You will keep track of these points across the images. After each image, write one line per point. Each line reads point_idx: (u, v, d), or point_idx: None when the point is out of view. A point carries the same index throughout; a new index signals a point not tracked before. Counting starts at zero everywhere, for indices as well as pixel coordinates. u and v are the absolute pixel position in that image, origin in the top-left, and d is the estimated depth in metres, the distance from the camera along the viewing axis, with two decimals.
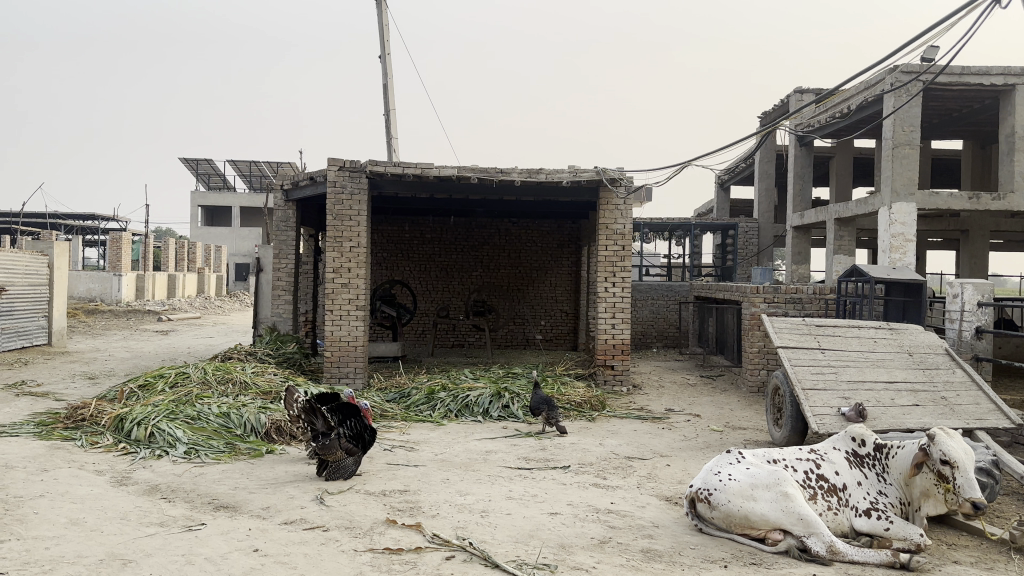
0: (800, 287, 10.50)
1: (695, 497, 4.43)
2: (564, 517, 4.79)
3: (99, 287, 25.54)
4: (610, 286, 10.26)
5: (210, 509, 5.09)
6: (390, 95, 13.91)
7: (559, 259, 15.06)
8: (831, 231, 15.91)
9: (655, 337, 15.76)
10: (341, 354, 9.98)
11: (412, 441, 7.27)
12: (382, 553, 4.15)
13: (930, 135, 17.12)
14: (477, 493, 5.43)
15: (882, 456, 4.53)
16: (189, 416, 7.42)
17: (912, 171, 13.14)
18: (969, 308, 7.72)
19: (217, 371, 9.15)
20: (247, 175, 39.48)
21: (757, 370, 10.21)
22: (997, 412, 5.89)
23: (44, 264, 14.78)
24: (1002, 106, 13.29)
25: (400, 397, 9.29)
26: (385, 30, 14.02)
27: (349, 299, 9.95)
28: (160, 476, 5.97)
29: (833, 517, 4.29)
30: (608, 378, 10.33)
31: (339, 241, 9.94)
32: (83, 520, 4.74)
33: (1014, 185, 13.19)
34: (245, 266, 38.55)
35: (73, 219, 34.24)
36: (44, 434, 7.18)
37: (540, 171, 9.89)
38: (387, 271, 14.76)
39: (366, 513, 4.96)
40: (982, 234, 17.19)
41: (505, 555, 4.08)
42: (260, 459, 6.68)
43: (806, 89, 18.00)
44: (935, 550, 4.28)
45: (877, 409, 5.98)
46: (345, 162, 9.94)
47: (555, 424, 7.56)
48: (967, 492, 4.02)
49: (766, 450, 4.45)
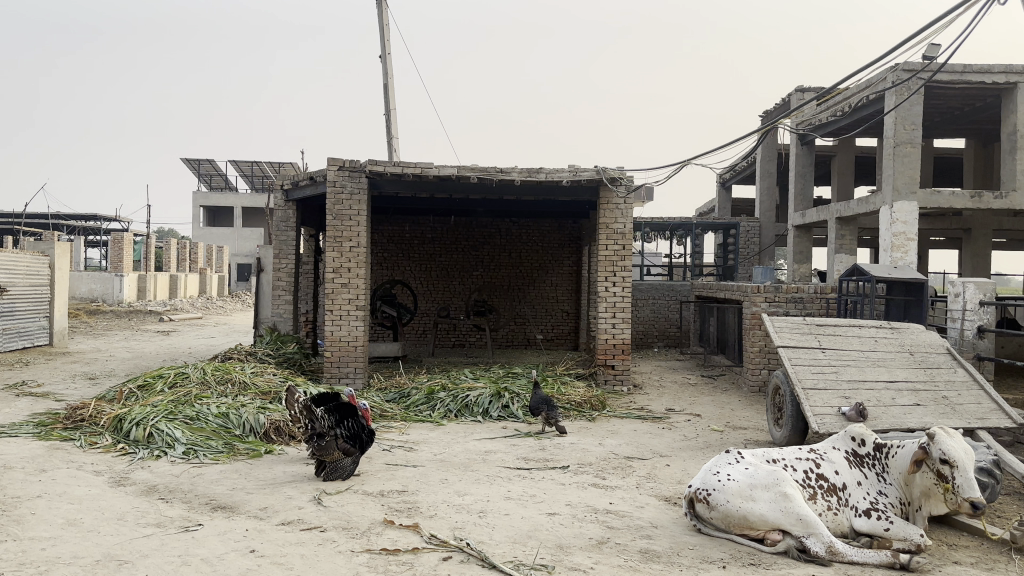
0: (801, 286, 10.45)
1: (694, 497, 4.40)
2: (562, 517, 4.77)
3: (101, 288, 25.58)
4: (611, 286, 10.21)
5: (208, 509, 5.07)
6: (390, 95, 13.93)
7: (560, 259, 15.03)
8: (833, 230, 15.87)
9: (656, 337, 15.73)
10: (340, 354, 9.96)
11: (412, 441, 7.25)
12: (379, 553, 4.13)
13: (933, 134, 17.05)
14: (476, 493, 5.40)
15: (882, 456, 4.50)
16: (188, 416, 7.41)
17: (914, 170, 13.09)
18: (971, 307, 7.70)
19: (217, 372, 9.14)
20: (249, 176, 39.53)
21: (758, 370, 10.19)
22: (998, 412, 5.84)
23: (45, 264, 14.79)
24: (1004, 104, 13.22)
25: (399, 397, 9.27)
26: (386, 30, 14.02)
27: (348, 298, 9.92)
28: (158, 477, 5.95)
29: (833, 517, 4.25)
30: (609, 378, 10.30)
31: (339, 242, 9.92)
32: (80, 521, 4.73)
33: (1016, 184, 13.13)
34: (246, 266, 38.59)
35: (75, 220, 34.30)
36: (44, 434, 7.18)
37: (540, 170, 9.85)
38: (388, 271, 14.74)
39: (364, 513, 4.94)
40: (985, 233, 17.12)
41: (503, 555, 4.06)
42: (259, 459, 6.66)
43: (807, 89, 17.96)
44: (936, 550, 4.25)
45: (878, 409, 5.94)
46: (345, 162, 9.93)
47: (555, 424, 7.52)
48: (966, 492, 3.98)
49: (766, 450, 4.42)
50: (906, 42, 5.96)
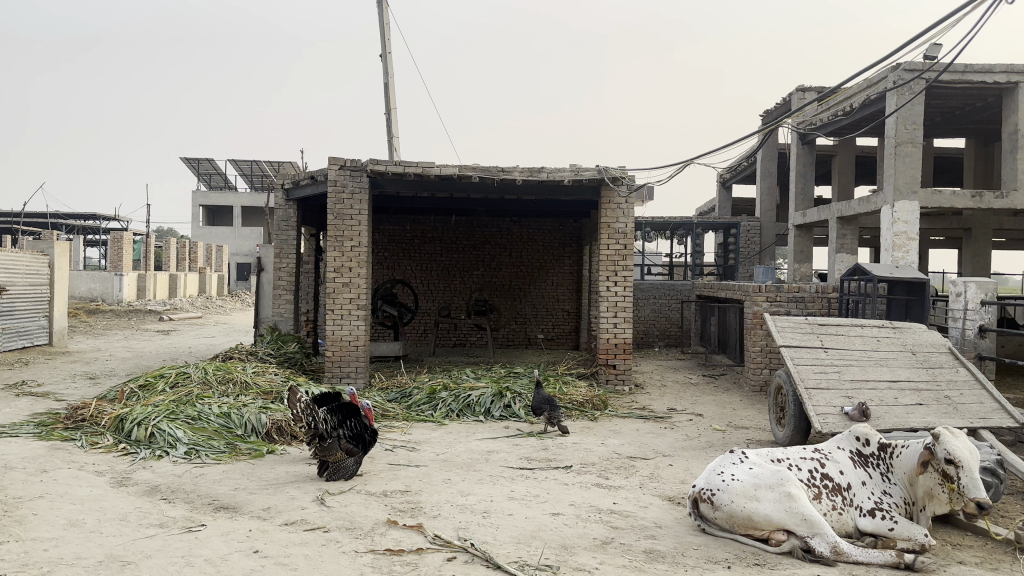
0: (802, 286, 10.45)
1: (698, 497, 4.40)
2: (566, 517, 4.77)
3: (100, 287, 25.55)
4: (612, 285, 10.20)
5: (210, 510, 5.08)
6: (391, 95, 13.92)
7: (561, 258, 15.03)
8: (834, 230, 15.87)
9: (657, 337, 15.74)
10: (342, 354, 9.96)
11: (414, 441, 7.24)
12: (383, 553, 4.14)
13: (933, 133, 17.06)
14: (479, 493, 5.41)
15: (886, 456, 4.50)
16: (189, 416, 7.40)
17: (915, 169, 13.10)
18: (973, 307, 7.70)
19: (218, 371, 9.12)
20: (248, 175, 39.48)
21: (759, 369, 10.20)
22: (1001, 412, 5.85)
23: (45, 264, 14.77)
24: (1005, 104, 13.23)
25: (401, 397, 9.25)
26: (386, 29, 14.02)
27: (349, 298, 9.92)
28: (160, 477, 5.95)
29: (838, 517, 4.26)
30: (610, 378, 10.29)
31: (340, 241, 9.91)
32: (83, 522, 4.72)
33: (1017, 183, 13.13)
34: (246, 266, 38.56)
35: (74, 219, 34.27)
36: (45, 434, 7.17)
37: (541, 170, 9.87)
38: (389, 270, 14.72)
39: (368, 514, 4.94)
40: (985, 233, 17.13)
41: (507, 556, 4.06)
42: (260, 459, 6.66)
43: (807, 89, 17.95)
44: (941, 550, 4.25)
45: (880, 409, 5.95)
46: (346, 161, 9.91)
47: (557, 424, 7.52)
48: (971, 492, 3.98)
49: (771, 450, 4.42)
50: (907, 45, 5.90)
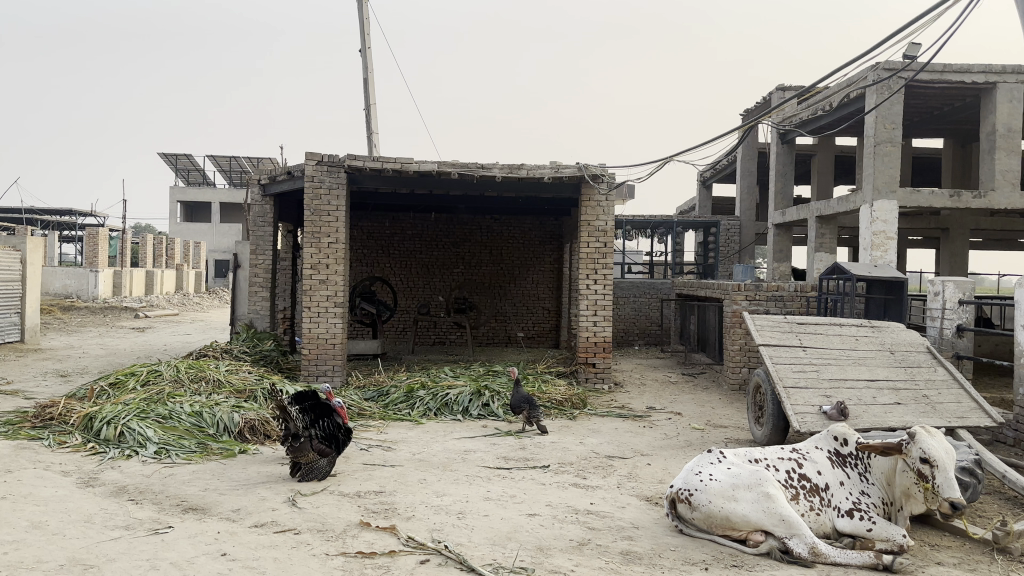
0: (781, 284, 10.44)
1: (676, 498, 4.34)
2: (542, 518, 4.69)
3: (75, 284, 25.08)
4: (592, 282, 10.13)
5: (178, 511, 4.92)
6: (371, 90, 13.76)
7: (540, 255, 14.96)
8: (813, 229, 15.94)
9: (637, 335, 15.75)
10: (318, 351, 9.78)
11: (390, 440, 7.13)
12: (355, 557, 4.02)
13: (912, 133, 17.20)
14: (454, 493, 5.31)
15: (864, 456, 4.47)
16: (160, 415, 7.20)
17: (893, 169, 13.19)
18: (951, 306, 7.74)
19: (190, 370, 8.87)
20: (228, 171, 38.99)
21: (738, 368, 10.25)
22: (979, 411, 5.83)
23: (16, 259, 14.40)
24: (982, 104, 13.38)
25: (378, 395, 9.11)
26: (366, 25, 13.85)
27: (327, 295, 9.77)
28: (128, 477, 5.77)
29: (815, 518, 4.22)
30: (590, 376, 10.23)
31: (317, 236, 9.74)
32: (45, 523, 4.56)
33: (994, 184, 13.23)
34: (225, 263, 38.18)
35: (49, 215, 33.63)
36: (9, 434, 6.92)
37: (520, 167, 9.82)
38: (368, 267, 14.53)
39: (339, 515, 4.82)
40: (962, 233, 17.31)
41: (481, 558, 3.97)
42: (232, 460, 6.50)
43: (789, 86, 18.10)
44: (919, 551, 4.23)
45: (858, 408, 5.94)
46: (323, 157, 9.70)
47: (536, 423, 7.42)
48: (946, 492, 3.94)
49: (748, 450, 4.37)
50: (886, 41, 5.85)
